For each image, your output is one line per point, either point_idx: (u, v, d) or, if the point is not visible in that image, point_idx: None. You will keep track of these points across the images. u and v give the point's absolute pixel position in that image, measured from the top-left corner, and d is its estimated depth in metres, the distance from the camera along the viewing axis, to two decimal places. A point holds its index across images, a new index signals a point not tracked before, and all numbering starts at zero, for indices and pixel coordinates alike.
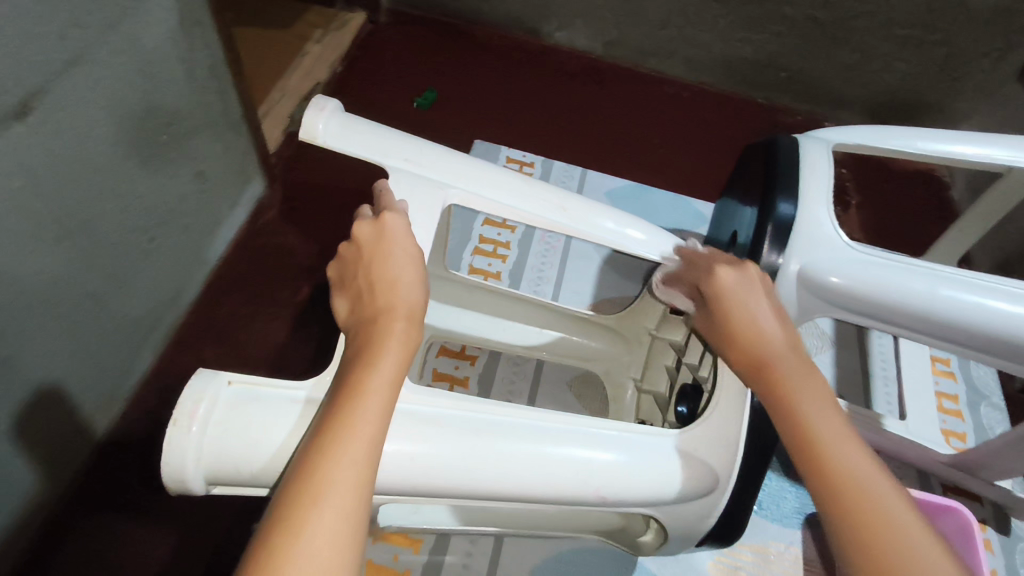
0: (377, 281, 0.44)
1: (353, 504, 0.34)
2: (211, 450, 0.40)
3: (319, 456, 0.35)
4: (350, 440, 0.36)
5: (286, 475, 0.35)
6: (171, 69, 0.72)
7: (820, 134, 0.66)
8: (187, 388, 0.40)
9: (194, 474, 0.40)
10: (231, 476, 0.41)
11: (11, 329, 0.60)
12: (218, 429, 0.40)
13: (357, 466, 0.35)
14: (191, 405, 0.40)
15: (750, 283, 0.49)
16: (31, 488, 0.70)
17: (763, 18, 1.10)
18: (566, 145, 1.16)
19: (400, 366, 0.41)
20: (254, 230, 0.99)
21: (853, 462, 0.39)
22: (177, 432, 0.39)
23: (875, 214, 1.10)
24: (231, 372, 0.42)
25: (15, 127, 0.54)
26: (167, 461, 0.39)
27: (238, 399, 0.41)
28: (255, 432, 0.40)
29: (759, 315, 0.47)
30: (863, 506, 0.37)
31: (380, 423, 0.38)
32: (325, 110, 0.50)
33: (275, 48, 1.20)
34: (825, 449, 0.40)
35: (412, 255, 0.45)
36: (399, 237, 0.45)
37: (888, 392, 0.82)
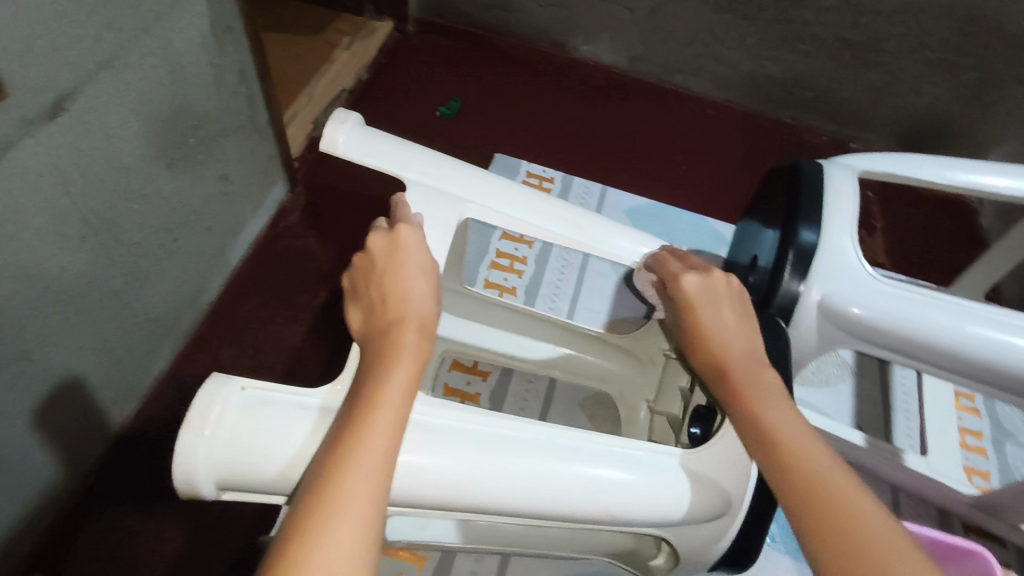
0: (390, 293, 0.43)
1: (367, 520, 0.34)
2: (222, 455, 0.39)
3: (334, 469, 0.35)
4: (364, 453, 0.36)
5: (302, 488, 0.35)
6: (200, 73, 0.73)
7: (846, 160, 0.65)
8: (201, 392, 0.40)
9: (204, 478, 0.40)
10: (241, 482, 0.40)
11: (36, 325, 0.61)
12: (229, 435, 0.40)
13: (371, 480, 0.35)
14: (204, 408, 0.39)
15: (715, 290, 0.49)
16: (48, 480, 0.71)
17: (792, 37, 1.09)
18: (588, 160, 1.15)
19: (414, 378, 0.41)
20: (274, 234, 1.00)
21: (827, 468, 0.40)
22: (189, 434, 0.39)
23: (901, 240, 1.08)
24: (245, 378, 0.41)
25: (47, 126, 0.55)
26: (178, 462, 0.39)
27: (251, 405, 0.41)
28: (266, 440, 0.40)
29: (724, 327, 0.47)
30: (839, 514, 0.37)
31: (393, 437, 0.38)
32: (347, 123, 0.50)
33: (304, 54, 1.22)
34: (801, 458, 0.40)
35: (426, 267, 0.45)
36: (413, 249, 0.45)
37: (908, 426, 0.80)
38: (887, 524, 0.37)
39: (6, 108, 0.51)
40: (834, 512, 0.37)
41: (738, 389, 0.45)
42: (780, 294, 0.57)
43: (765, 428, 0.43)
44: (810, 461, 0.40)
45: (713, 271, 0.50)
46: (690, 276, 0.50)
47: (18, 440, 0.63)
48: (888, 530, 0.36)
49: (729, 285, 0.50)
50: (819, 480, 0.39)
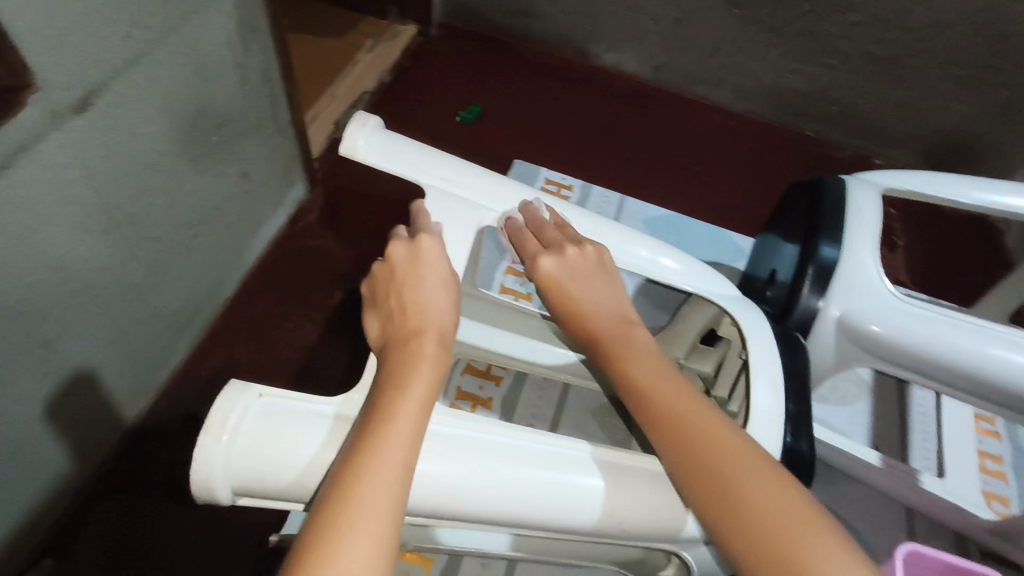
0: (409, 304, 0.44)
1: (385, 530, 0.34)
2: (239, 461, 0.39)
3: (352, 479, 0.35)
4: (382, 464, 0.36)
5: (319, 497, 0.36)
6: (225, 72, 0.74)
7: (871, 177, 0.64)
8: (220, 398, 0.40)
9: (221, 483, 0.39)
10: (258, 489, 0.40)
11: (55, 315, 0.62)
12: (247, 440, 0.40)
13: (388, 490, 0.35)
14: (222, 414, 0.40)
15: (574, 269, 0.50)
16: (62, 469, 0.72)
17: (817, 50, 1.08)
18: (606, 168, 1.15)
19: (432, 388, 0.41)
20: (293, 233, 1.01)
21: (692, 418, 0.42)
22: (207, 439, 0.39)
23: (923, 258, 1.06)
24: (263, 385, 0.42)
25: (75, 120, 0.56)
26: (195, 469, 0.39)
27: (269, 412, 0.41)
28: (283, 446, 0.40)
29: (590, 305, 0.49)
30: (712, 460, 0.40)
31: (411, 448, 0.38)
32: (367, 126, 0.50)
33: (328, 55, 1.23)
34: (674, 414, 0.42)
35: (445, 278, 0.46)
36: (434, 259, 0.46)
37: (925, 448, 0.78)
38: (746, 451, 0.40)
39: (35, 101, 0.52)
40: (709, 459, 0.40)
41: (615, 362, 0.46)
42: (799, 309, 0.56)
43: (640, 391, 0.44)
44: (680, 414, 0.42)
45: (568, 246, 0.51)
46: (547, 260, 0.50)
47: (34, 428, 0.64)
48: (747, 464, 0.39)
49: (587, 258, 0.50)
50: (691, 429, 0.41)
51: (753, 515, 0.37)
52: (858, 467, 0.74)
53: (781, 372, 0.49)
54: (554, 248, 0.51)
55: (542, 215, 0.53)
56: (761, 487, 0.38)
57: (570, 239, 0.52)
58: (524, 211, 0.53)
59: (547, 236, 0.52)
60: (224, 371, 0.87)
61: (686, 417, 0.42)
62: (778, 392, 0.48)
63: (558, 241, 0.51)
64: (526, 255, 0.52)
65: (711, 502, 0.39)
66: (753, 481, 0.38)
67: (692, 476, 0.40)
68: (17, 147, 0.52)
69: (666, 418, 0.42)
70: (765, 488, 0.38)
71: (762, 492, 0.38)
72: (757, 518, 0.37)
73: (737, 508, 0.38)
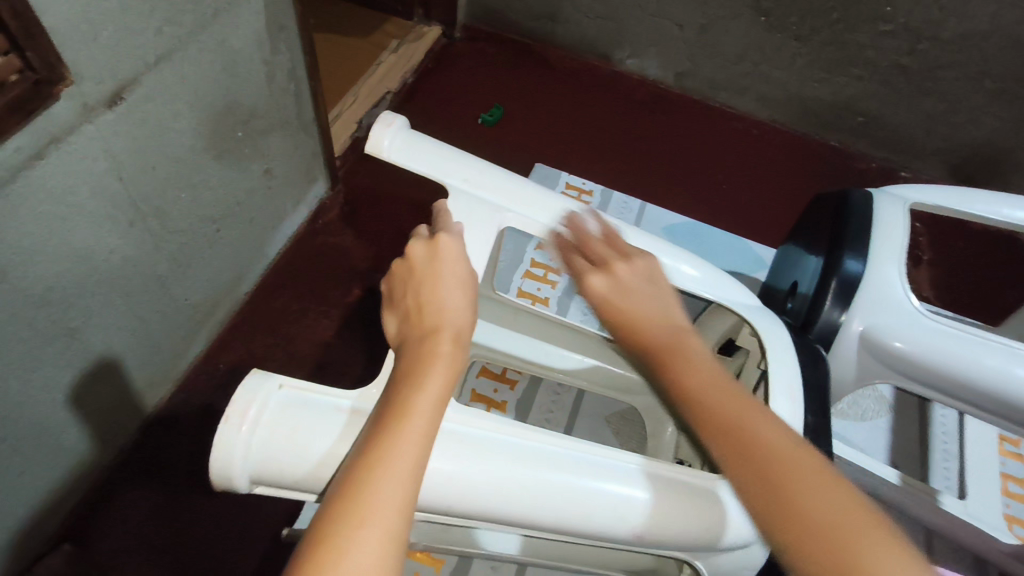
0: (426, 303, 0.44)
1: (395, 527, 0.34)
2: (258, 450, 0.40)
3: (365, 475, 0.35)
4: (395, 460, 0.36)
5: (332, 491, 0.36)
6: (253, 70, 0.75)
7: (899, 191, 0.63)
8: (242, 387, 0.40)
9: (241, 471, 0.40)
10: (276, 478, 0.41)
11: (81, 303, 0.63)
12: (267, 430, 0.40)
13: (401, 486, 0.36)
14: (243, 404, 0.40)
15: (625, 282, 0.47)
16: (82, 455, 0.73)
17: (844, 60, 1.06)
18: (627, 173, 1.15)
19: (446, 386, 0.41)
20: (313, 229, 1.02)
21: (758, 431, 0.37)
22: (228, 429, 0.39)
23: (948, 274, 1.05)
24: (283, 375, 0.42)
25: (107, 113, 0.57)
26: (216, 456, 0.39)
27: (289, 403, 0.41)
28: (302, 437, 0.40)
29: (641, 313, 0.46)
30: (773, 468, 0.35)
31: (424, 446, 0.38)
32: (392, 127, 0.51)
33: (353, 55, 1.24)
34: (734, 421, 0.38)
35: (463, 277, 0.46)
36: (452, 259, 0.46)
37: (946, 468, 0.77)
38: (816, 465, 0.35)
39: (69, 94, 0.53)
40: (776, 477, 0.35)
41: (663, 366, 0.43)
42: (820, 322, 0.55)
43: (691, 395, 0.40)
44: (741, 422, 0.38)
45: (618, 261, 0.49)
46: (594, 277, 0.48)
47: (56, 414, 0.66)
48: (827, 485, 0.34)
49: (637, 274, 0.48)
50: (750, 437, 0.37)
51: (825, 531, 0.32)
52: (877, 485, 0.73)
53: (800, 384, 0.49)
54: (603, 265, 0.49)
55: (590, 228, 0.52)
56: (831, 501, 0.33)
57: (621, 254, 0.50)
58: (573, 225, 0.52)
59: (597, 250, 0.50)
60: (242, 364, 0.88)
61: (747, 425, 0.38)
62: (796, 404, 0.47)
63: (605, 255, 0.50)
64: (573, 270, 0.50)
65: (774, 522, 0.34)
66: (820, 491, 0.34)
67: (752, 491, 0.35)
68: (50, 139, 0.53)
69: (722, 425, 0.38)
70: (834, 499, 0.33)
71: (831, 502, 0.33)
72: (829, 534, 0.32)
73: (806, 522, 0.33)
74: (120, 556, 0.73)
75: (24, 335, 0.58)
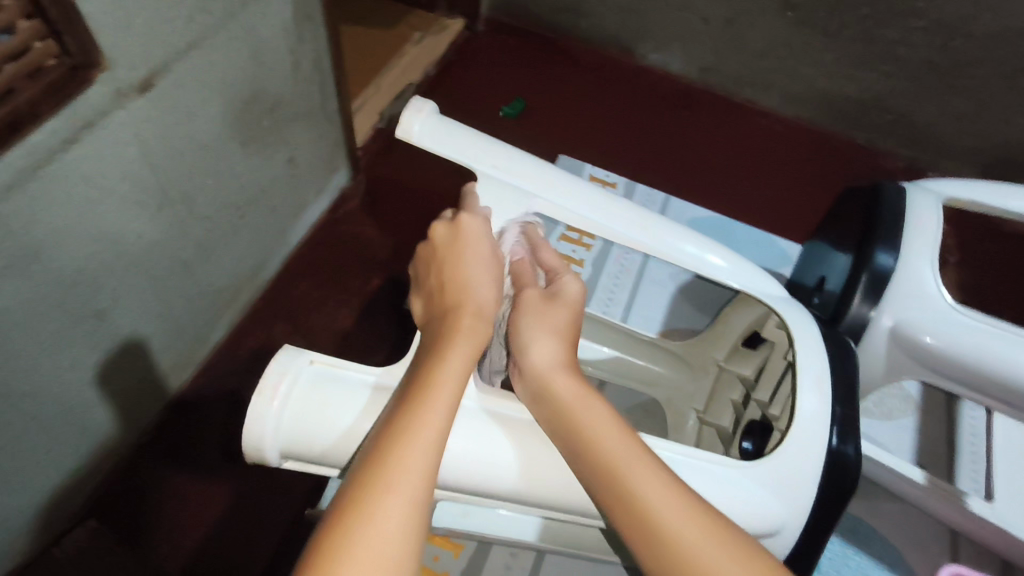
0: (448, 281, 0.45)
1: (418, 496, 0.35)
2: (288, 425, 0.40)
3: (389, 445, 0.36)
4: (419, 432, 0.37)
5: (356, 461, 0.36)
6: (279, 59, 0.76)
7: (931, 185, 0.62)
8: (274, 361, 0.41)
9: (271, 445, 0.40)
10: (305, 452, 0.41)
11: (109, 285, 0.64)
12: (298, 405, 0.41)
13: (425, 457, 0.36)
14: (274, 379, 0.40)
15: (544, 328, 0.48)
16: (108, 435, 0.74)
17: (873, 56, 1.05)
18: (648, 169, 1.15)
19: (469, 361, 0.41)
20: (334, 218, 1.03)
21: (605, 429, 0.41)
22: (260, 402, 0.40)
23: (976, 275, 1.02)
24: (314, 352, 0.42)
25: (139, 99, 0.58)
26: (248, 429, 0.40)
27: (318, 379, 0.42)
28: (330, 414, 0.41)
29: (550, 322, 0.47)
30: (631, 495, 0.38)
31: (446, 419, 0.38)
32: (422, 113, 0.50)
33: (377, 47, 1.25)
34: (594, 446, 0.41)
35: (486, 256, 0.46)
36: (474, 238, 0.46)
37: (974, 470, 0.75)
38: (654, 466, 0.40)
39: (102, 79, 0.54)
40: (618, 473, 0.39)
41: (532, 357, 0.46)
42: (849, 317, 0.55)
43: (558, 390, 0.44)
44: (596, 446, 0.41)
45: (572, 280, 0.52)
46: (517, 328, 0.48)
47: (82, 394, 0.67)
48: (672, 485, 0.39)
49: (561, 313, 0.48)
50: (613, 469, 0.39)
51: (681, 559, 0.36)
52: (903, 484, 0.71)
53: (826, 373, 0.48)
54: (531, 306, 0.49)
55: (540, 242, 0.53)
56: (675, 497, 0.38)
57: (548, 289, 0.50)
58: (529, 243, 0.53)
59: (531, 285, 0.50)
60: (263, 350, 0.89)
61: (602, 451, 0.40)
62: (825, 394, 0.47)
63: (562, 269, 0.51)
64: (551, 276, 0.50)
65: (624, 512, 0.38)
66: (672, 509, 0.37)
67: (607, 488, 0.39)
68: (83, 123, 0.54)
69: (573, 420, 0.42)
70: (689, 516, 0.37)
71: (684, 518, 0.37)
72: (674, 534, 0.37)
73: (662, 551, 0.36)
74: (147, 532, 0.75)
75: (55, 315, 0.59)
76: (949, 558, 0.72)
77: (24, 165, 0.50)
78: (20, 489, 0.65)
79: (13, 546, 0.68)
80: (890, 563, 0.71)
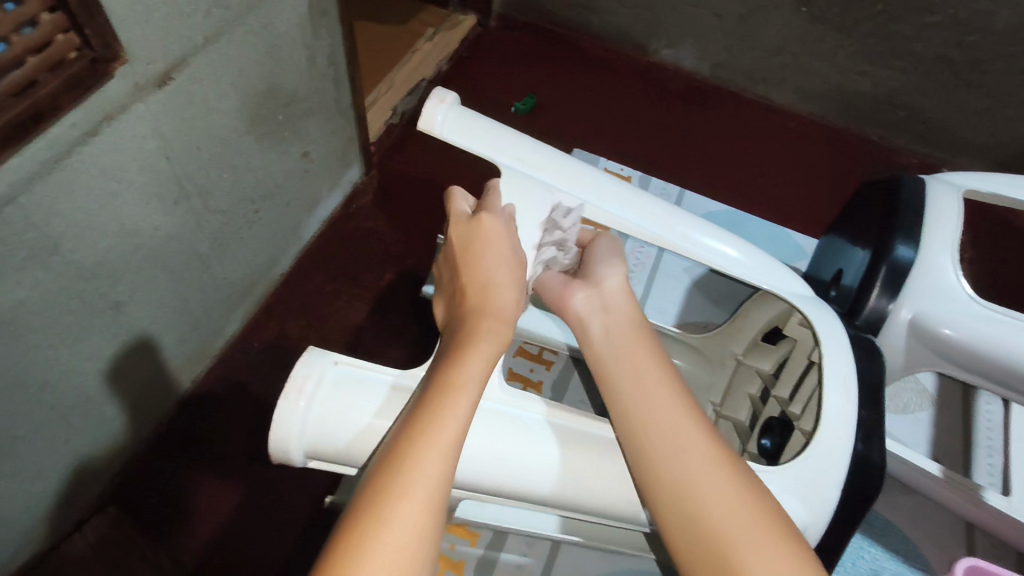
0: (468, 283, 0.45)
1: (435, 499, 0.35)
2: (314, 426, 0.41)
3: (407, 447, 0.36)
4: (438, 434, 0.37)
5: (374, 462, 0.37)
6: (295, 54, 0.76)
7: (951, 177, 0.62)
8: (299, 363, 0.41)
9: (297, 446, 0.41)
10: (331, 453, 0.42)
11: (127, 277, 0.65)
12: (322, 407, 0.41)
13: (441, 458, 0.36)
14: (300, 380, 0.41)
15: (606, 302, 0.49)
16: (124, 427, 0.75)
17: (889, 52, 1.04)
18: (662, 165, 1.15)
19: (487, 364, 0.41)
20: (346, 213, 1.04)
21: (658, 415, 0.43)
22: (286, 404, 0.40)
23: (992, 272, 1.02)
24: (338, 353, 0.43)
25: (157, 92, 0.59)
26: (275, 431, 0.40)
27: (343, 380, 0.42)
28: (355, 414, 0.41)
29: (614, 299, 0.50)
30: (677, 486, 0.40)
31: (464, 422, 0.38)
32: (444, 103, 0.50)
33: (390, 44, 1.25)
34: (639, 430, 0.42)
35: (505, 256, 0.46)
36: (492, 238, 0.46)
37: (990, 464, 0.74)
38: (700, 450, 0.41)
39: (123, 72, 0.55)
40: (663, 460, 0.41)
41: (596, 344, 0.48)
42: (867, 311, 0.55)
43: (613, 370, 0.46)
44: (645, 432, 0.42)
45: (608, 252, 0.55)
46: (579, 295, 0.50)
47: (99, 386, 0.68)
48: (714, 476, 0.40)
49: (623, 295, 0.50)
50: (660, 458, 0.41)
51: (722, 546, 0.37)
52: (921, 476, 0.70)
53: (852, 379, 0.48)
54: (591, 280, 0.51)
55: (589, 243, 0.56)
56: (718, 488, 0.39)
57: (610, 267, 0.52)
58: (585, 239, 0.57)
59: (592, 265, 0.53)
60: (277, 343, 0.89)
61: (650, 437, 0.42)
62: (850, 395, 0.47)
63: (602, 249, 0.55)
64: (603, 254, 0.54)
65: (670, 501, 0.40)
66: (716, 498, 0.39)
67: (653, 471, 0.41)
68: (103, 117, 0.54)
69: (625, 403, 0.44)
70: (728, 508, 0.38)
71: (725, 510, 0.38)
72: (713, 522, 0.38)
73: (705, 536, 0.38)
74: (164, 523, 0.76)
75: (74, 306, 0.60)
76: (965, 551, 0.72)
77: (45, 157, 0.51)
78: (41, 478, 0.66)
79: (32, 536, 0.69)
80: (905, 557, 0.71)
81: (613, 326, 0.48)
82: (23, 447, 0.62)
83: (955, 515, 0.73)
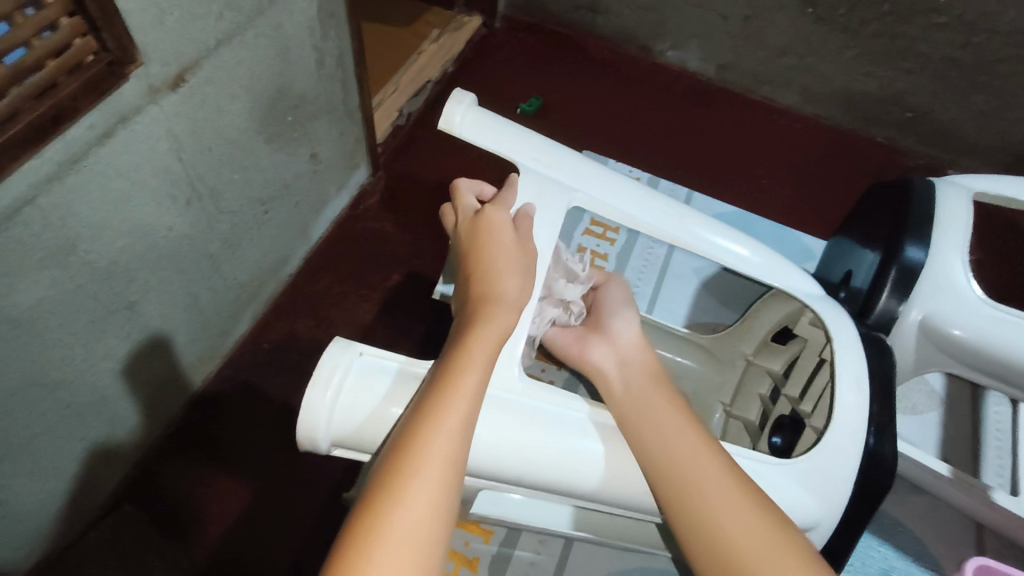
0: (474, 272, 0.46)
1: (447, 478, 0.36)
2: (340, 417, 0.41)
3: (418, 428, 0.37)
4: (447, 412, 0.38)
5: (388, 443, 0.38)
6: (305, 57, 0.77)
7: (959, 179, 0.62)
8: (326, 354, 0.42)
9: (324, 435, 0.41)
10: (356, 443, 0.42)
11: (141, 277, 0.65)
12: (348, 398, 0.41)
13: (451, 437, 0.37)
14: (327, 371, 0.41)
15: (621, 353, 0.52)
16: (136, 425, 0.76)
17: (894, 54, 1.05)
18: (669, 166, 1.15)
19: (494, 345, 0.42)
20: (354, 213, 1.04)
21: (668, 436, 0.44)
22: (314, 394, 0.41)
23: (998, 274, 1.02)
24: (364, 344, 0.43)
25: (171, 94, 0.59)
26: (303, 421, 0.41)
27: (368, 372, 0.42)
28: (379, 405, 0.42)
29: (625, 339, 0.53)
30: (690, 497, 0.41)
31: (473, 401, 0.39)
32: (463, 104, 0.51)
33: (396, 46, 1.26)
34: (649, 446, 0.44)
35: (511, 242, 0.47)
36: (497, 228, 0.47)
37: (999, 464, 0.74)
38: (707, 465, 0.42)
39: (137, 75, 0.55)
40: (674, 473, 0.42)
41: (608, 373, 0.50)
42: (878, 310, 0.55)
43: (625, 395, 0.47)
44: (655, 447, 0.43)
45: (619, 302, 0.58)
46: (599, 350, 0.52)
47: (113, 385, 0.68)
48: (722, 484, 0.41)
49: (635, 343, 0.53)
50: (671, 470, 0.42)
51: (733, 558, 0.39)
52: (929, 476, 0.71)
53: (864, 377, 0.49)
54: (606, 334, 0.54)
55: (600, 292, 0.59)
56: (727, 496, 0.41)
57: (623, 321, 0.55)
58: (599, 280, 0.60)
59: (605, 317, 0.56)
60: (286, 343, 0.90)
61: (659, 452, 0.43)
62: (862, 393, 0.48)
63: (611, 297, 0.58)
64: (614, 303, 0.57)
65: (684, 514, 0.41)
66: (727, 510, 0.40)
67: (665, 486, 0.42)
68: (119, 119, 0.55)
69: (633, 420, 0.45)
70: (738, 517, 0.40)
71: (734, 519, 0.40)
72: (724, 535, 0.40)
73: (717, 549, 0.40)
74: (177, 520, 0.77)
75: (89, 305, 0.60)
76: (975, 551, 0.72)
77: (63, 158, 0.51)
78: (57, 476, 0.67)
79: (46, 533, 0.70)
80: (915, 557, 0.72)
81: (629, 375, 0.49)
82: (39, 444, 0.62)
83: (965, 516, 0.74)
